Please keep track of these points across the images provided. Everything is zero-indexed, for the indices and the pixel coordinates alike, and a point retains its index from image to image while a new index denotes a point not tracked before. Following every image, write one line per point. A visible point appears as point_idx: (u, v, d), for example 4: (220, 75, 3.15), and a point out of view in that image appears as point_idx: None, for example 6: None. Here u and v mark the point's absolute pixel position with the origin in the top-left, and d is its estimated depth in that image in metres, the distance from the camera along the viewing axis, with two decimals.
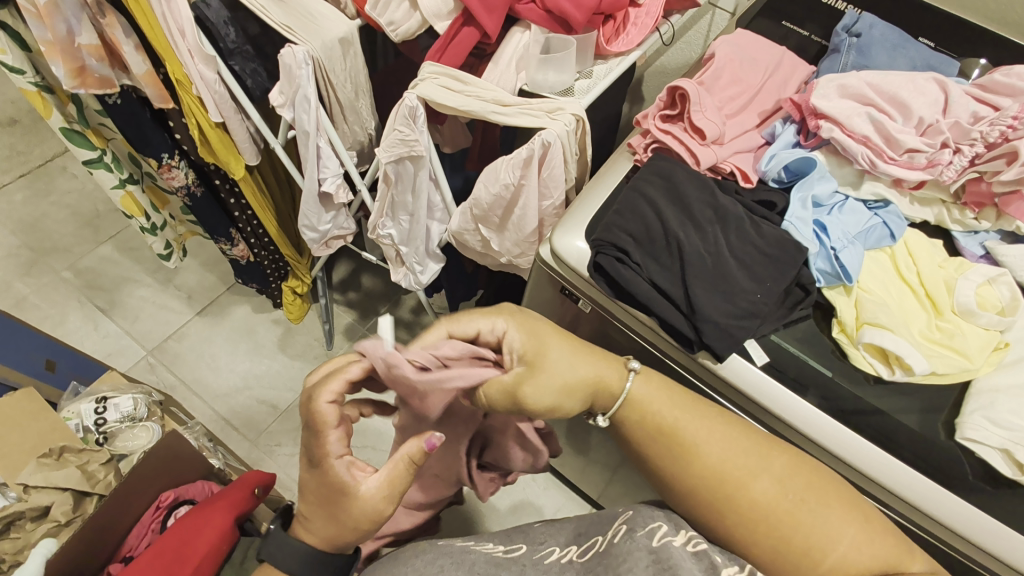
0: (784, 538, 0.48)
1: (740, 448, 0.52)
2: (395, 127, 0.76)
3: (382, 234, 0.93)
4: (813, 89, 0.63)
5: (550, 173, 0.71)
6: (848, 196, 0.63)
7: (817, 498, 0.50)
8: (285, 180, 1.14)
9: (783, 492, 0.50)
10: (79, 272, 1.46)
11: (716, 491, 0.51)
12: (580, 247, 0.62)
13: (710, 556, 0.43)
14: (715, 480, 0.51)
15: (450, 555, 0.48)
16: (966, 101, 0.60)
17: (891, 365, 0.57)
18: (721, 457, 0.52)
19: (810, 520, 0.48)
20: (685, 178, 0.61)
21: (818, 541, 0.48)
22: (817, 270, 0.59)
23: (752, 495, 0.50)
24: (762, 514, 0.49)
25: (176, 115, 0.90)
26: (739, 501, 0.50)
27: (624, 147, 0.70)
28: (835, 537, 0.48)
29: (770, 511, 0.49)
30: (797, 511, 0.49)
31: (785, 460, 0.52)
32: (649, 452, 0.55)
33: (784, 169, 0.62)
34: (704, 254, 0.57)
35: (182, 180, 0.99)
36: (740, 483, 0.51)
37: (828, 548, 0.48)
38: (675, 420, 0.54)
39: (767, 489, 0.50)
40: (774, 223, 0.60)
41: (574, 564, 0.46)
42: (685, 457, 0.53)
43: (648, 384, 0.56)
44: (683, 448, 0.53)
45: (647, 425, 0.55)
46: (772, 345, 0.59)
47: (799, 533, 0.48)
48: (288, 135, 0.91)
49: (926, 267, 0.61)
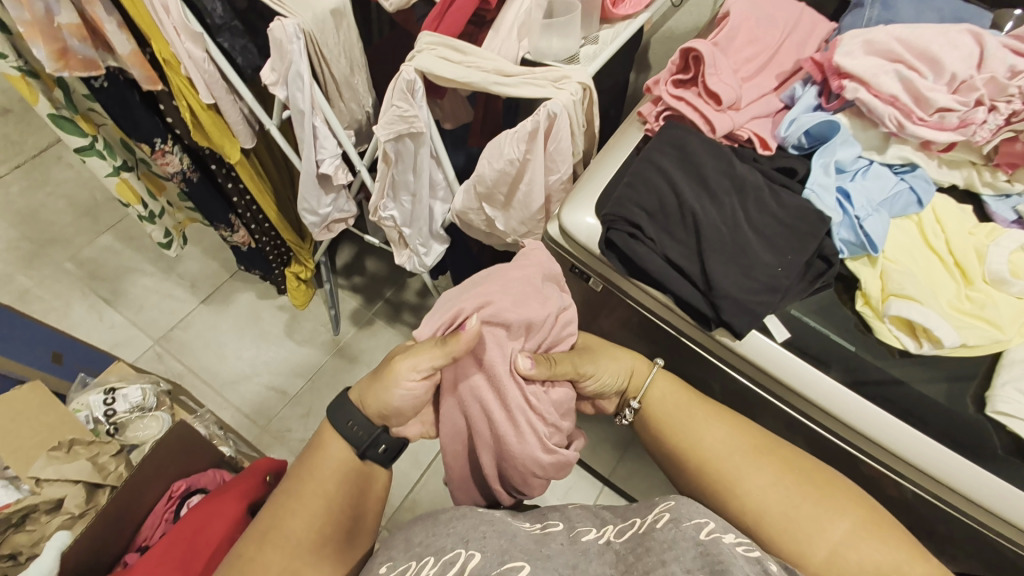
0: (778, 532, 0.52)
1: (746, 448, 0.56)
2: (394, 102, 0.73)
3: (384, 216, 0.90)
4: (836, 47, 0.59)
5: (557, 147, 0.67)
6: (872, 161, 0.60)
7: (817, 497, 0.52)
8: (283, 163, 1.11)
9: (784, 484, 0.54)
10: (81, 263, 1.44)
11: (716, 485, 0.56)
12: (590, 223, 0.59)
13: (765, 563, 0.41)
14: (714, 472, 0.56)
15: (491, 522, 0.47)
16: (1003, 55, 0.56)
17: (918, 338, 0.54)
18: (722, 452, 0.56)
19: (804, 514, 0.52)
20: (699, 147, 0.58)
21: (810, 534, 0.51)
22: (840, 241, 0.56)
23: (750, 488, 0.54)
24: (758, 506, 0.53)
25: (166, 97, 0.87)
26: (735, 495, 0.54)
27: (635, 116, 0.66)
28: (826, 530, 0.51)
29: (765, 504, 0.53)
30: (792, 504, 0.52)
31: (788, 459, 0.55)
32: (661, 447, 0.61)
33: (804, 134, 0.59)
34: (721, 227, 0.54)
35: (176, 165, 0.97)
36: (740, 477, 0.55)
37: (819, 540, 0.50)
38: (684, 418, 0.59)
39: (766, 482, 0.54)
40: (794, 192, 0.57)
41: (612, 547, 0.45)
42: (690, 452, 0.58)
43: (663, 383, 0.62)
44: (688, 438, 0.59)
45: (658, 424, 0.61)
46: (793, 320, 0.57)
47: (794, 526, 0.51)
48: (283, 115, 0.87)
49: (954, 234, 0.58)
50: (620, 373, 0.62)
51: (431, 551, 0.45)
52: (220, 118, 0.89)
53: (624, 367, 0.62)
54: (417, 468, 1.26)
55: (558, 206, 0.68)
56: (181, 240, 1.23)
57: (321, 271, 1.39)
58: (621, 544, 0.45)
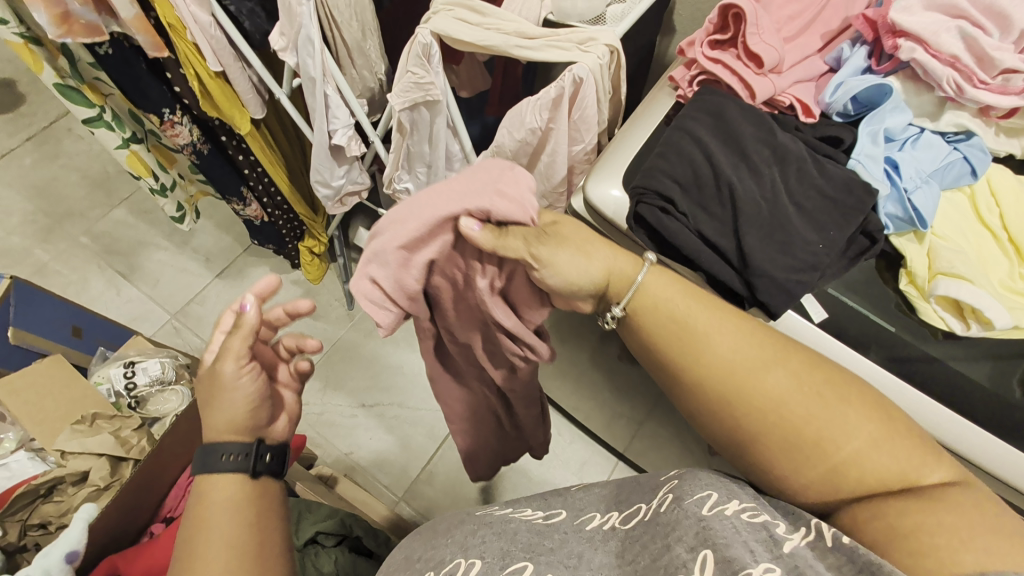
0: (795, 439, 0.43)
1: (759, 347, 0.46)
2: (409, 68, 0.69)
3: (399, 188, 0.88)
4: (891, 2, 0.54)
5: (582, 114, 0.64)
6: (923, 128, 0.56)
7: (844, 401, 0.43)
8: (295, 135, 1.08)
9: (803, 387, 0.44)
10: (96, 237, 1.44)
11: (722, 388, 0.46)
12: (618, 197, 0.56)
13: (771, 529, 0.37)
14: (722, 371, 0.46)
15: (492, 525, 0.47)
16: None
17: (966, 320, 0.51)
18: (731, 349, 0.46)
19: (828, 417, 0.43)
20: (737, 114, 0.54)
21: (834, 439, 0.42)
22: (886, 215, 0.53)
23: (766, 390, 0.45)
24: (773, 410, 0.44)
25: (172, 65, 0.83)
26: (746, 399, 0.45)
27: (666, 81, 0.63)
28: (849, 433, 0.42)
29: (782, 407, 0.44)
30: (813, 406, 0.43)
31: (807, 359, 0.46)
32: (657, 347, 0.49)
33: (852, 100, 0.54)
34: (760, 201, 0.51)
35: (186, 137, 0.95)
36: (753, 378, 0.45)
37: (843, 443, 0.42)
38: (686, 313, 0.48)
39: (782, 382, 0.45)
40: (839, 163, 0.53)
41: (618, 533, 0.43)
42: (693, 350, 0.47)
43: (660, 275, 0.50)
44: (691, 341, 0.48)
45: (654, 320, 0.49)
46: (831, 300, 0.54)
47: (816, 426, 0.43)
48: (294, 83, 0.84)
49: (1009, 209, 0.54)
50: (596, 269, 0.49)
51: (431, 566, 0.44)
52: (229, 87, 0.86)
53: (602, 261, 0.49)
54: (433, 442, 1.27)
55: (582, 179, 0.64)
56: (194, 214, 1.22)
57: (334, 245, 1.38)
58: (624, 531, 0.42)
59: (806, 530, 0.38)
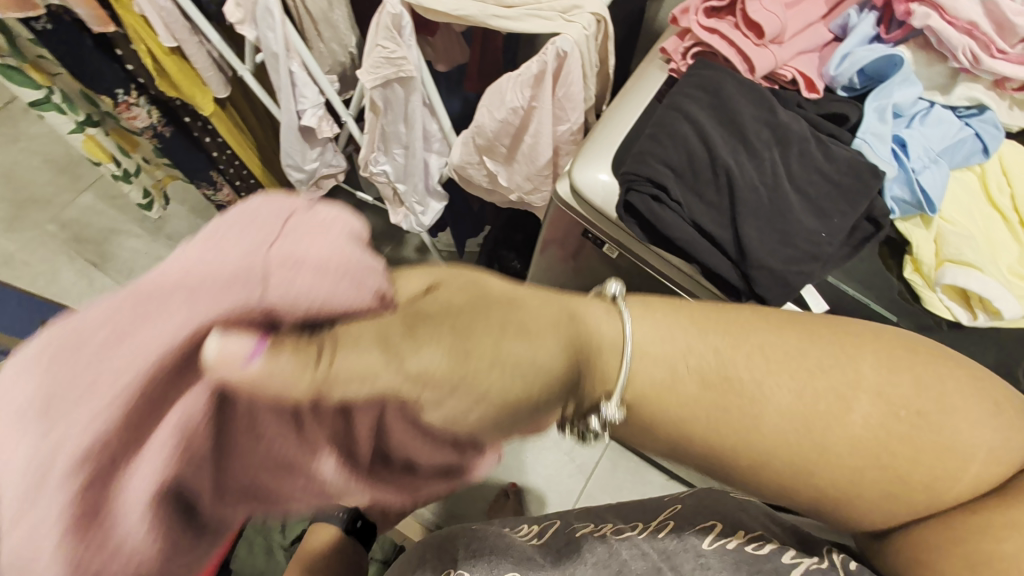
0: (907, 466, 0.32)
1: (818, 365, 0.33)
2: (378, 42, 0.64)
3: (376, 172, 0.83)
4: None
5: (566, 92, 0.59)
6: (933, 103, 0.52)
7: (942, 402, 0.33)
8: (264, 114, 1.02)
9: (895, 420, 0.32)
10: (64, 225, 1.38)
11: (807, 450, 0.32)
12: (607, 183, 0.52)
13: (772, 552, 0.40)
14: (795, 447, 0.32)
15: (484, 539, 0.50)
16: None
17: (973, 309, 0.48)
18: (768, 361, 0.33)
19: (928, 417, 0.32)
20: (735, 90, 0.49)
21: (951, 442, 0.32)
22: (892, 199, 0.49)
23: (852, 428, 0.32)
24: (868, 450, 0.32)
25: (122, 41, 0.76)
26: (824, 464, 0.32)
27: (657, 53, 0.58)
28: (962, 440, 0.32)
29: (874, 444, 0.32)
30: (917, 428, 0.32)
31: (876, 347, 0.34)
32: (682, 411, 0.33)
33: (858, 73, 0.50)
34: (759, 187, 0.47)
35: (144, 119, 0.89)
36: (826, 410, 0.32)
37: (968, 462, 0.32)
38: (722, 354, 0.33)
39: (870, 417, 0.32)
40: (844, 143, 0.49)
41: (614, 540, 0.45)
42: (747, 410, 0.32)
43: (651, 314, 0.33)
44: (743, 405, 0.32)
45: (680, 389, 0.32)
46: (831, 290, 0.51)
47: (925, 456, 0.32)
48: (257, 59, 0.78)
49: (1020, 189, 0.51)
50: (542, 361, 0.28)
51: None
52: (186, 64, 0.79)
53: (554, 335, 0.29)
54: None
55: (568, 162, 0.60)
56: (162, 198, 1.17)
57: None
58: (618, 541, 0.45)
59: (820, 558, 0.39)
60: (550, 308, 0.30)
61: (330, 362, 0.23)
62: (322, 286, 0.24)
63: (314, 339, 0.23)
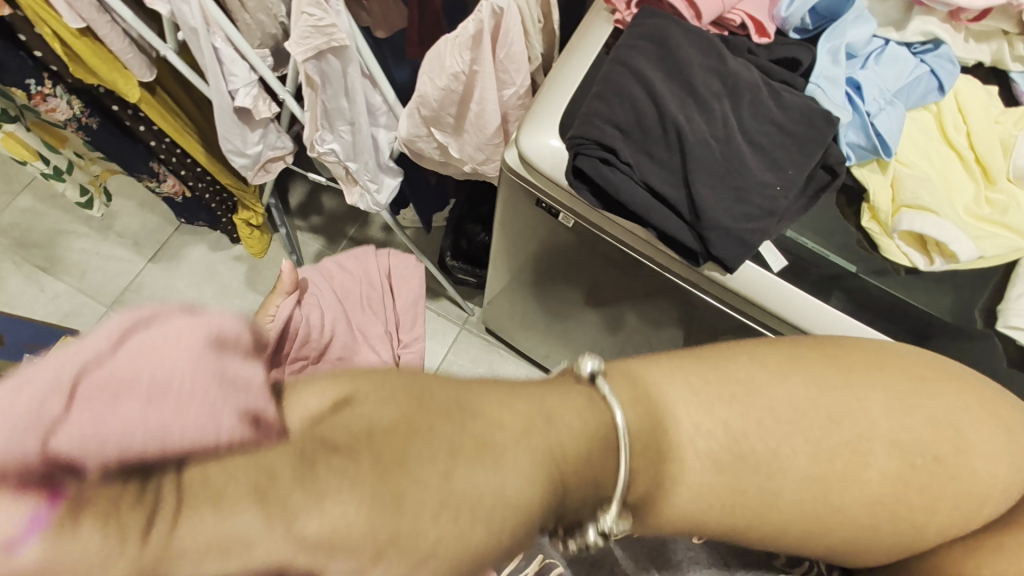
0: (923, 505, 0.34)
1: (827, 429, 0.33)
2: (303, 9, 0.59)
3: (323, 151, 0.77)
4: None
5: (507, 53, 0.55)
6: (888, 41, 0.50)
7: (953, 441, 0.35)
8: (200, 96, 0.95)
9: (907, 466, 0.34)
10: (4, 231, 1.30)
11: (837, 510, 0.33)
12: (555, 149, 0.49)
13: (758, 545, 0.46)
14: (810, 512, 0.32)
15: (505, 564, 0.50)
16: None
17: (929, 254, 0.48)
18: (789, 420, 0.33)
19: (936, 452, 0.34)
20: (682, 40, 0.47)
21: (959, 469, 0.35)
22: (848, 144, 0.48)
23: (881, 485, 0.33)
24: (889, 504, 0.33)
25: (23, 26, 0.69)
26: (856, 516, 0.33)
27: (602, 4, 0.54)
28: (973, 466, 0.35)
29: (894, 497, 0.33)
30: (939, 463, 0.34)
31: (880, 385, 0.35)
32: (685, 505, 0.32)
33: (810, 13, 0.48)
34: (711, 142, 0.45)
35: (64, 111, 0.83)
36: (854, 464, 0.33)
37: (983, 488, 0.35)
38: (732, 428, 0.32)
39: (887, 470, 0.33)
40: (797, 90, 0.47)
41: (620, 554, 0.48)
42: (761, 502, 0.32)
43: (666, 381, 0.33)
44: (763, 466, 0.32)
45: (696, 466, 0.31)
46: (790, 244, 0.50)
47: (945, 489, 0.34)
48: (178, 36, 0.72)
49: (977, 126, 0.49)
50: (510, 489, 0.23)
51: None
52: (101, 47, 0.73)
53: (515, 452, 0.24)
54: None
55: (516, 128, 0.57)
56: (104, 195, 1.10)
57: (274, 215, 1.27)
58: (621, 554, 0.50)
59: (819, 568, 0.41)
60: (515, 413, 0.25)
61: (172, 530, 0.18)
62: (195, 412, 0.21)
63: (151, 493, 0.19)
